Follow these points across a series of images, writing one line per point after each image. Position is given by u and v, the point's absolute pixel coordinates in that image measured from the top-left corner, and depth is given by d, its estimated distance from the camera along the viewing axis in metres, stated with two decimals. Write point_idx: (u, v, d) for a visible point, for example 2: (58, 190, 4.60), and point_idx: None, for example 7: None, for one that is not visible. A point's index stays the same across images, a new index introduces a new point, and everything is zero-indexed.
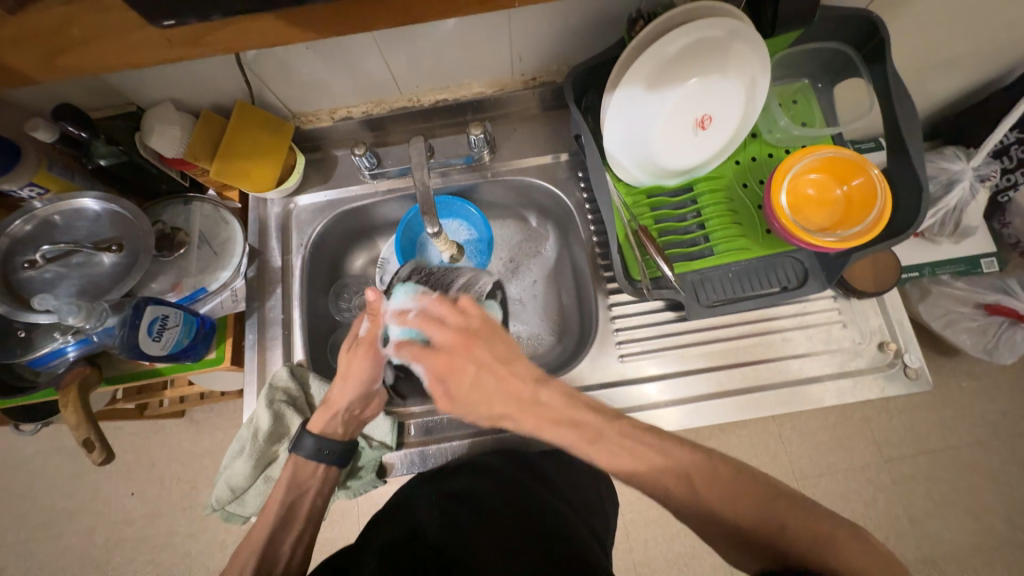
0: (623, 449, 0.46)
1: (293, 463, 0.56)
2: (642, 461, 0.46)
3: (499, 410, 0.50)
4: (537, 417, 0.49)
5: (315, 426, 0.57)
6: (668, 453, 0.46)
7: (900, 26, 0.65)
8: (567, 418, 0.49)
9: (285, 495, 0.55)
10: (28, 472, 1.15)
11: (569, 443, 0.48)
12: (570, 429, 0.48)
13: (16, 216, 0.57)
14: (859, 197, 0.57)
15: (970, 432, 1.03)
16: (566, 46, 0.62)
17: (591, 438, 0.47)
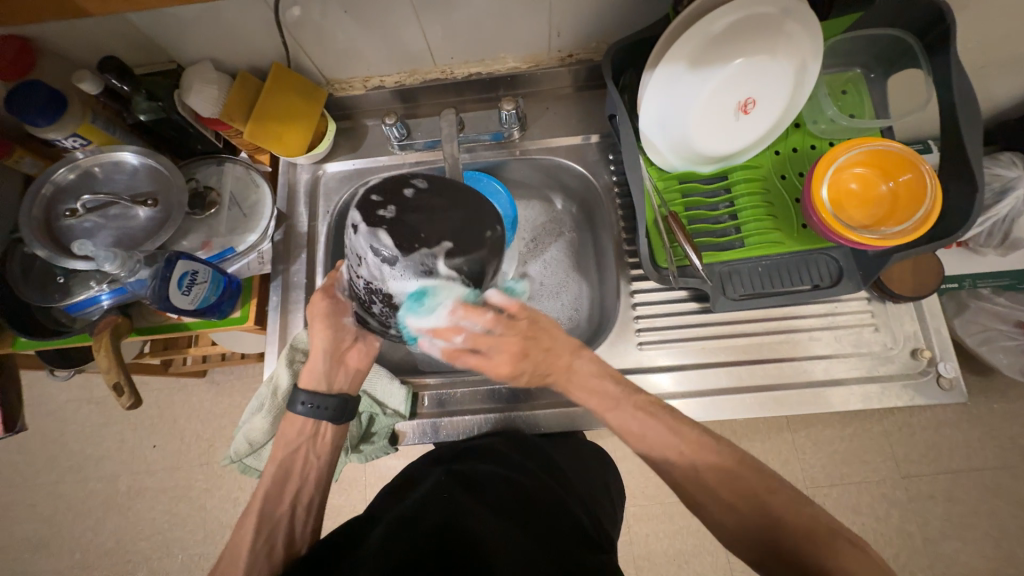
0: (642, 420, 0.50)
1: (287, 420, 0.58)
2: (651, 439, 0.49)
3: (540, 373, 0.53)
4: (570, 377, 0.54)
5: (306, 383, 0.58)
6: (670, 444, 0.49)
7: (967, 17, 0.61)
8: (598, 384, 0.53)
9: (282, 452, 0.57)
10: (60, 418, 1.22)
11: (593, 402, 0.53)
12: (602, 397, 0.52)
13: (60, 165, 0.59)
14: (907, 193, 0.55)
15: (997, 456, 0.99)
16: (606, 21, 0.60)
17: (609, 407, 0.52)
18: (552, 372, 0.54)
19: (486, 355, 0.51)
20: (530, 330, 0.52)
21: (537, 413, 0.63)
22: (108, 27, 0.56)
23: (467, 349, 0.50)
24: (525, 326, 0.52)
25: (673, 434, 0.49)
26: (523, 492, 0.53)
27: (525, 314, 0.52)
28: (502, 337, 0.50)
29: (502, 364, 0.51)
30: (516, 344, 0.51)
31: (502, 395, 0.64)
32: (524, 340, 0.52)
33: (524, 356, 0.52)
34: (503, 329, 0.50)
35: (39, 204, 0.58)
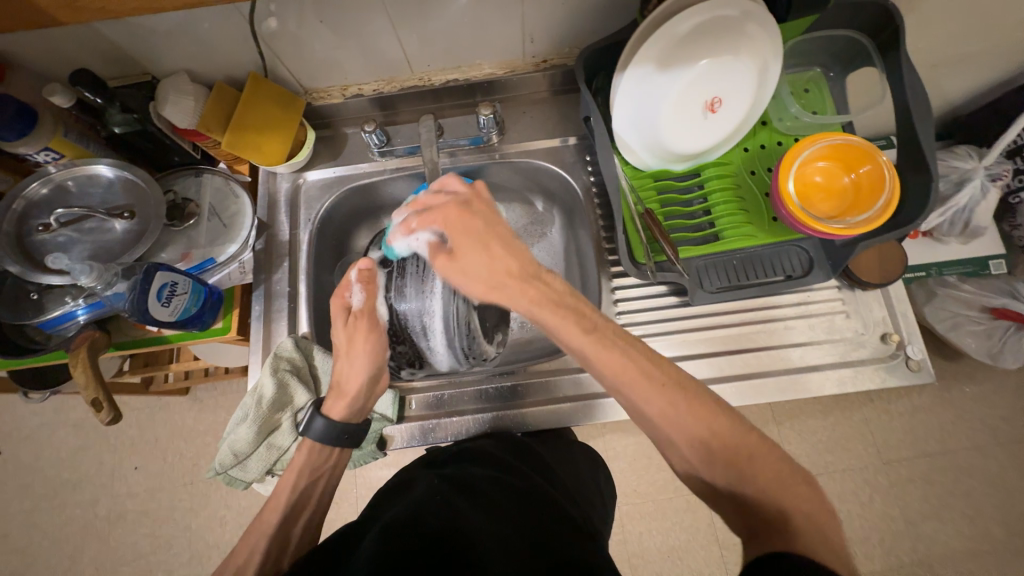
0: (616, 350, 0.44)
1: (307, 448, 0.57)
2: (632, 372, 0.44)
3: (494, 285, 0.46)
4: (537, 297, 0.46)
5: (333, 412, 0.58)
6: (660, 373, 0.44)
7: (915, 20, 0.64)
8: (552, 307, 0.45)
9: (302, 480, 0.56)
10: (34, 443, 1.18)
11: (559, 327, 0.45)
12: (564, 312, 0.45)
13: (32, 179, 0.58)
14: (868, 184, 0.57)
15: (970, 437, 1.03)
16: (577, 27, 0.62)
17: (585, 330, 0.45)
18: (512, 283, 0.46)
19: (447, 256, 0.48)
20: (482, 218, 0.48)
21: (524, 411, 0.63)
22: (81, 40, 0.56)
23: (438, 246, 0.50)
24: (473, 205, 0.49)
25: (670, 392, 0.43)
26: (514, 490, 0.53)
27: (464, 196, 0.49)
28: (441, 218, 0.49)
29: (457, 275, 0.48)
30: (468, 240, 0.47)
31: (488, 395, 0.64)
32: (470, 222, 0.48)
33: (482, 251, 0.47)
34: (461, 214, 0.48)
35: (10, 220, 0.57)
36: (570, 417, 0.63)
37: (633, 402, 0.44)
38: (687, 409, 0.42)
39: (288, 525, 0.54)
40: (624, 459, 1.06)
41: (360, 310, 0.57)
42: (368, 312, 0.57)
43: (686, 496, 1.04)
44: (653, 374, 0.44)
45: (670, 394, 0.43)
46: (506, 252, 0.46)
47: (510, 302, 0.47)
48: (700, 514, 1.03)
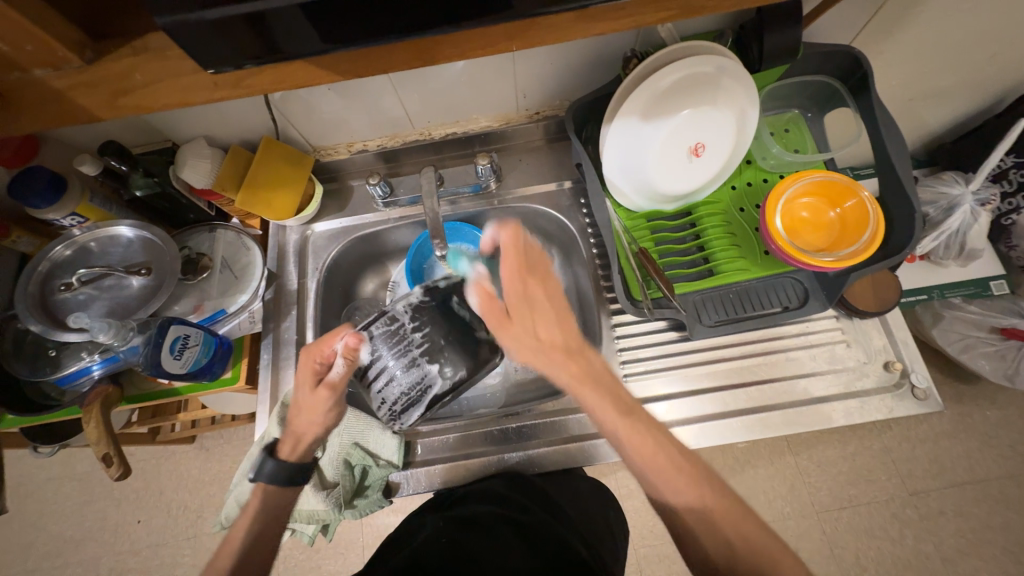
0: (648, 433, 0.48)
1: (260, 490, 0.54)
2: (652, 446, 0.47)
3: (552, 347, 0.51)
4: (579, 371, 0.50)
5: (283, 453, 0.55)
6: (681, 455, 0.47)
7: (884, 62, 0.69)
8: (592, 389, 0.49)
9: (253, 524, 0.52)
10: (39, 499, 1.16)
11: (597, 406, 0.49)
12: (600, 390, 0.49)
13: (57, 243, 0.61)
14: (853, 218, 0.59)
15: (998, 464, 0.99)
16: (567, 83, 0.67)
17: (624, 411, 0.48)
18: (556, 355, 0.51)
19: (502, 318, 0.54)
20: (549, 292, 0.53)
21: (529, 453, 0.62)
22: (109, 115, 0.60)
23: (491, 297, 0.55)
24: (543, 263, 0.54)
25: (666, 447, 0.47)
26: (519, 528, 0.53)
27: (531, 254, 0.54)
28: (509, 265, 0.53)
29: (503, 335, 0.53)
30: (529, 309, 0.53)
31: (494, 436, 0.64)
32: (537, 290, 0.53)
33: (546, 308, 0.53)
34: (516, 265, 0.53)
35: (34, 281, 0.60)
36: (578, 458, 0.62)
37: (641, 473, 0.47)
38: (700, 481, 0.46)
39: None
40: (639, 498, 1.03)
41: (332, 382, 0.55)
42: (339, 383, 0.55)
43: None
44: (663, 444, 0.47)
45: (669, 457, 0.46)
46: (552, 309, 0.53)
47: (553, 376, 0.51)
48: None
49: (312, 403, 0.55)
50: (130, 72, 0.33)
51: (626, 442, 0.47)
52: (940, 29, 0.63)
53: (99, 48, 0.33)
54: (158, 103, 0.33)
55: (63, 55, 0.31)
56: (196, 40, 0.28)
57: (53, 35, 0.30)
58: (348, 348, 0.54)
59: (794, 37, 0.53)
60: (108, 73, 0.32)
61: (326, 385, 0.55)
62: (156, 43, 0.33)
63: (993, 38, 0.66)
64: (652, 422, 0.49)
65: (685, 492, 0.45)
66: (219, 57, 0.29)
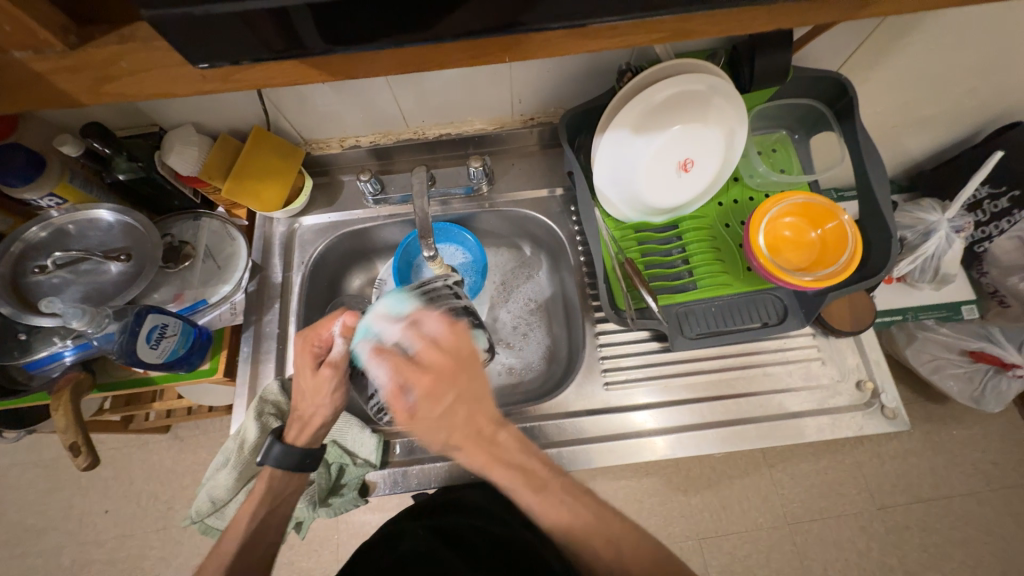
0: (564, 504, 0.47)
1: (267, 475, 0.55)
2: (552, 503, 0.47)
3: (456, 442, 0.48)
4: (489, 457, 0.48)
5: (291, 438, 0.56)
6: (587, 511, 0.47)
7: (869, 89, 0.71)
8: (503, 467, 0.48)
9: (258, 506, 0.54)
10: (2, 485, 1.13)
11: (510, 486, 0.48)
12: (514, 473, 0.48)
13: (33, 224, 0.60)
14: (833, 239, 0.61)
15: (962, 482, 1.03)
16: (562, 91, 0.67)
17: (537, 487, 0.48)
18: (469, 447, 0.48)
19: (406, 415, 0.48)
20: (462, 391, 0.48)
21: None
22: None
23: (398, 392, 0.48)
24: (466, 364, 0.49)
25: (579, 510, 0.47)
26: (495, 540, 0.53)
27: (461, 353, 0.49)
28: (415, 382, 0.47)
29: (412, 427, 0.48)
30: (445, 397, 0.47)
31: None
32: (449, 387, 0.47)
33: (461, 417, 0.48)
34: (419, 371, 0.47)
35: (7, 262, 0.59)
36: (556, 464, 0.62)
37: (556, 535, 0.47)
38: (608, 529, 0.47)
39: (243, 560, 0.51)
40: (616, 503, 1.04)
41: (335, 362, 0.54)
42: (342, 365, 0.54)
43: (678, 544, 1.02)
44: (568, 501, 0.48)
45: (582, 523, 0.47)
46: (468, 405, 0.48)
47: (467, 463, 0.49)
48: (694, 563, 1.00)
49: (316, 383, 0.54)
50: (116, 60, 0.32)
51: (543, 516, 0.47)
52: (924, 61, 0.65)
53: (84, 34, 0.32)
54: (142, 93, 0.34)
55: (45, 39, 0.30)
56: (186, 32, 0.27)
57: (36, 20, 0.29)
58: (348, 327, 0.53)
59: (784, 61, 0.54)
60: (93, 59, 0.32)
61: (331, 364, 0.54)
62: (145, 33, 0.32)
63: (973, 72, 0.68)
64: (572, 489, 0.49)
65: (599, 549, 0.46)
66: (211, 50, 0.29)
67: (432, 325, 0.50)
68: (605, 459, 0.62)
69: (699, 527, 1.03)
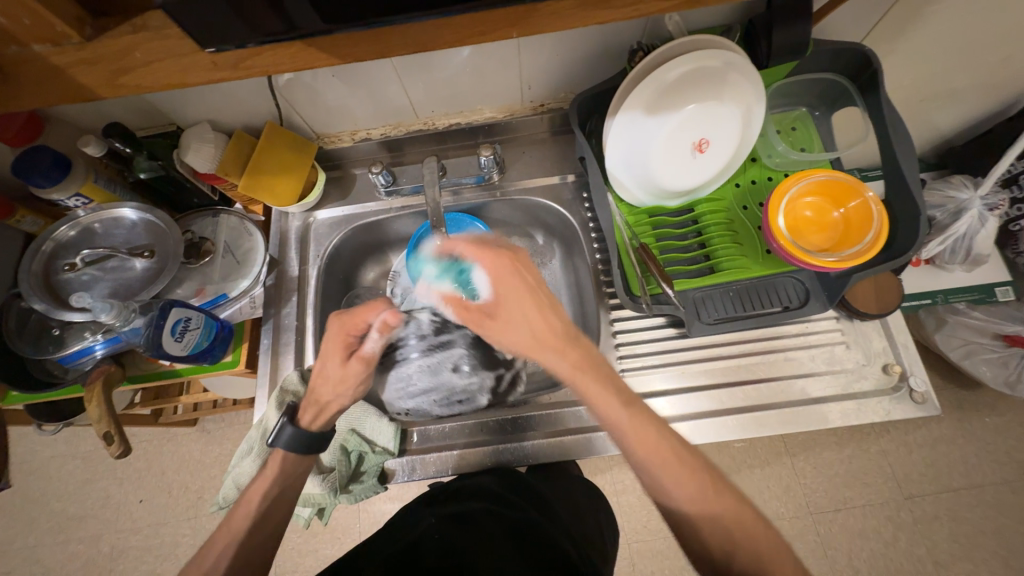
0: (655, 434, 0.46)
1: (277, 456, 0.55)
2: (643, 427, 0.46)
3: (578, 368, 0.48)
4: (605, 391, 0.47)
5: (316, 421, 0.57)
6: (679, 451, 0.45)
7: (894, 63, 0.67)
8: (623, 406, 0.46)
9: (268, 487, 0.54)
10: (43, 476, 1.18)
11: (598, 398, 0.47)
12: (602, 385, 0.47)
13: (62, 223, 0.62)
14: (857, 218, 0.59)
15: (996, 472, 0.99)
16: (573, 75, 0.66)
17: (626, 401, 0.47)
18: (590, 378, 0.47)
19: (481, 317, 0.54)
20: (559, 318, 0.50)
21: (525, 445, 0.63)
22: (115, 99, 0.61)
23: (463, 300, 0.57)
24: (521, 264, 0.53)
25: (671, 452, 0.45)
26: (510, 528, 0.56)
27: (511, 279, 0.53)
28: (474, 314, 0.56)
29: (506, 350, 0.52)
30: (533, 331, 0.50)
31: (491, 427, 0.64)
32: (510, 315, 0.52)
33: (570, 345, 0.49)
34: (506, 266, 0.52)
35: (39, 260, 0.61)
36: (572, 451, 0.62)
37: (649, 472, 0.45)
38: (693, 486, 0.44)
39: (253, 536, 0.52)
40: (633, 494, 1.04)
41: (365, 354, 0.56)
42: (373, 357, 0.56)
43: None
44: (676, 453, 0.45)
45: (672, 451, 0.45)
46: (532, 298, 0.51)
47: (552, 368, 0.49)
48: None
49: (340, 372, 0.55)
50: (129, 51, 0.32)
51: (630, 441, 0.45)
52: (955, 28, 0.61)
53: (97, 25, 0.32)
54: (155, 81, 0.34)
55: (62, 31, 0.31)
56: (196, 15, 0.28)
57: (52, 11, 0.30)
58: (387, 324, 0.56)
59: (803, 33, 0.52)
60: (105, 50, 0.32)
61: (359, 357, 0.56)
62: (155, 22, 0.32)
63: (1008, 40, 0.64)
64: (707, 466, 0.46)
65: (738, 545, 0.42)
66: (222, 36, 0.29)
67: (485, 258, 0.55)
68: None
69: None
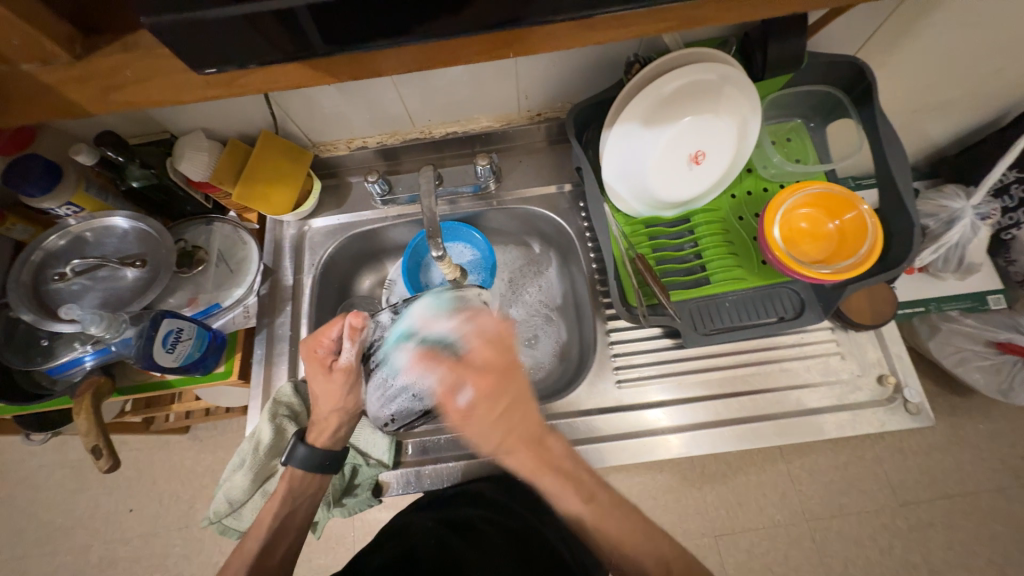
0: (614, 515, 0.48)
1: (289, 475, 0.56)
2: (600, 511, 0.48)
3: (509, 445, 0.49)
4: (540, 464, 0.49)
5: (313, 439, 0.57)
6: (628, 519, 0.48)
7: (888, 75, 0.68)
8: (555, 475, 0.48)
9: (279, 506, 0.55)
10: (31, 486, 1.16)
11: (558, 492, 0.48)
12: (563, 479, 0.48)
13: (52, 232, 0.61)
14: (852, 230, 0.59)
15: (989, 478, 0.99)
16: (569, 86, 0.66)
17: (586, 497, 0.48)
18: (519, 450, 0.49)
19: (458, 414, 0.50)
20: (511, 391, 0.50)
21: None
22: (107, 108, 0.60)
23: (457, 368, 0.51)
24: (508, 371, 0.50)
25: (624, 524, 0.47)
26: (510, 533, 0.55)
27: (504, 347, 0.51)
28: (472, 384, 0.49)
29: (472, 432, 0.49)
30: (497, 405, 0.49)
31: None
32: (504, 389, 0.50)
33: (516, 420, 0.49)
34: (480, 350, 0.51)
35: (28, 270, 0.60)
36: None
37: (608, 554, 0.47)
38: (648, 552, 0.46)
39: (269, 555, 0.52)
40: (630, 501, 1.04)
41: (345, 365, 0.56)
42: (354, 366, 0.56)
43: (694, 541, 1.01)
44: (632, 531, 0.47)
45: (625, 525, 0.47)
46: (515, 408, 0.50)
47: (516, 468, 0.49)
48: (712, 560, 1.00)
49: (328, 387, 0.56)
50: (121, 69, 0.32)
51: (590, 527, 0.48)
52: (947, 42, 0.62)
53: (89, 44, 0.32)
54: (150, 100, 0.34)
55: (51, 50, 0.31)
56: (190, 37, 0.27)
57: (43, 31, 0.30)
58: (353, 328, 0.54)
59: (797, 48, 0.52)
60: (97, 68, 0.32)
61: (340, 369, 0.56)
62: (147, 41, 0.32)
63: (999, 53, 0.65)
64: (613, 496, 0.49)
65: (642, 561, 0.46)
66: (217, 56, 0.29)
67: (485, 318, 0.53)
68: (619, 458, 0.61)
69: (714, 524, 1.01)
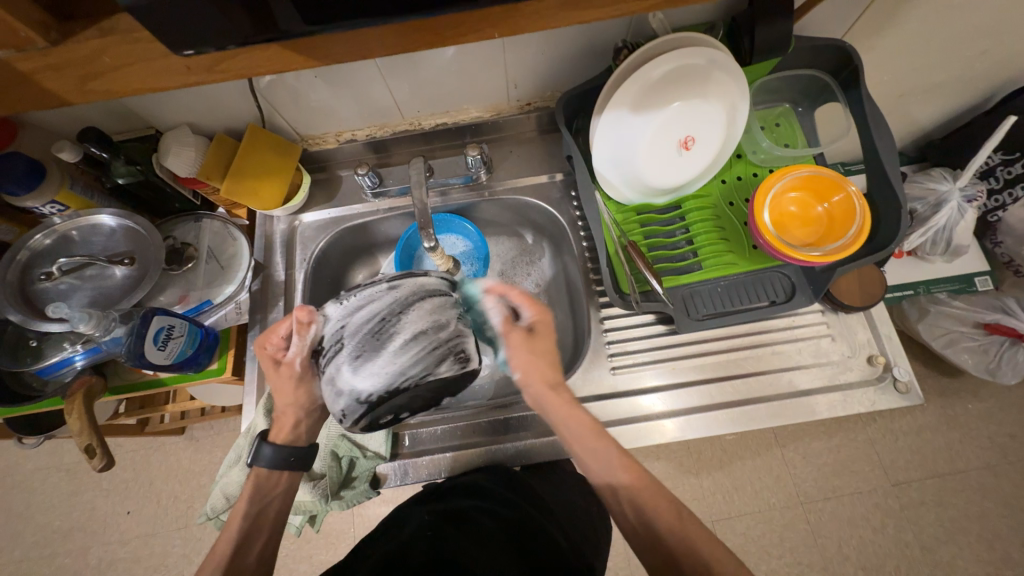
0: (624, 456, 0.50)
1: (255, 475, 0.55)
2: (617, 457, 0.50)
3: (548, 379, 0.55)
4: (570, 402, 0.54)
5: (276, 436, 0.58)
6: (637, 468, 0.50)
7: (874, 59, 0.68)
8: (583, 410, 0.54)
9: (247, 505, 0.54)
10: (26, 490, 1.15)
11: (586, 433, 0.52)
12: (587, 419, 0.53)
13: (37, 232, 0.60)
14: (841, 212, 0.59)
15: (977, 456, 1.01)
16: (558, 74, 0.66)
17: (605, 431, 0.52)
18: (555, 388, 0.55)
19: (521, 338, 0.57)
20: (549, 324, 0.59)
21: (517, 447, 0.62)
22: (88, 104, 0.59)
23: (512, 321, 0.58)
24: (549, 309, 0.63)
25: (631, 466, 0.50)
26: (505, 524, 0.57)
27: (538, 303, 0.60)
28: (535, 311, 0.58)
29: (520, 351, 0.57)
30: (546, 333, 0.58)
31: (481, 428, 0.63)
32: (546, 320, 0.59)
33: (550, 357, 0.57)
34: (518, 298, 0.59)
35: (14, 269, 0.59)
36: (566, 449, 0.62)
37: (628, 502, 0.48)
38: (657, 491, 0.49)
39: (241, 554, 0.52)
40: None
41: (290, 361, 0.56)
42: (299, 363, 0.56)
43: None
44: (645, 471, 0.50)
45: (642, 477, 0.49)
46: (548, 342, 0.58)
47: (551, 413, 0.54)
48: None
49: (280, 383, 0.58)
50: (98, 55, 0.32)
51: (616, 473, 0.50)
52: (933, 25, 0.62)
53: (65, 29, 0.32)
54: (128, 88, 0.34)
55: (26, 36, 0.30)
56: (167, 17, 0.27)
57: (17, 17, 0.29)
58: (301, 322, 0.52)
59: (783, 30, 0.52)
60: (74, 55, 0.31)
61: (287, 364, 0.57)
62: (126, 25, 0.31)
63: (983, 35, 0.66)
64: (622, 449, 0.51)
65: (657, 514, 0.47)
66: (191, 37, 0.29)
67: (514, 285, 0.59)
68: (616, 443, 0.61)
69: (711, 508, 1.03)
